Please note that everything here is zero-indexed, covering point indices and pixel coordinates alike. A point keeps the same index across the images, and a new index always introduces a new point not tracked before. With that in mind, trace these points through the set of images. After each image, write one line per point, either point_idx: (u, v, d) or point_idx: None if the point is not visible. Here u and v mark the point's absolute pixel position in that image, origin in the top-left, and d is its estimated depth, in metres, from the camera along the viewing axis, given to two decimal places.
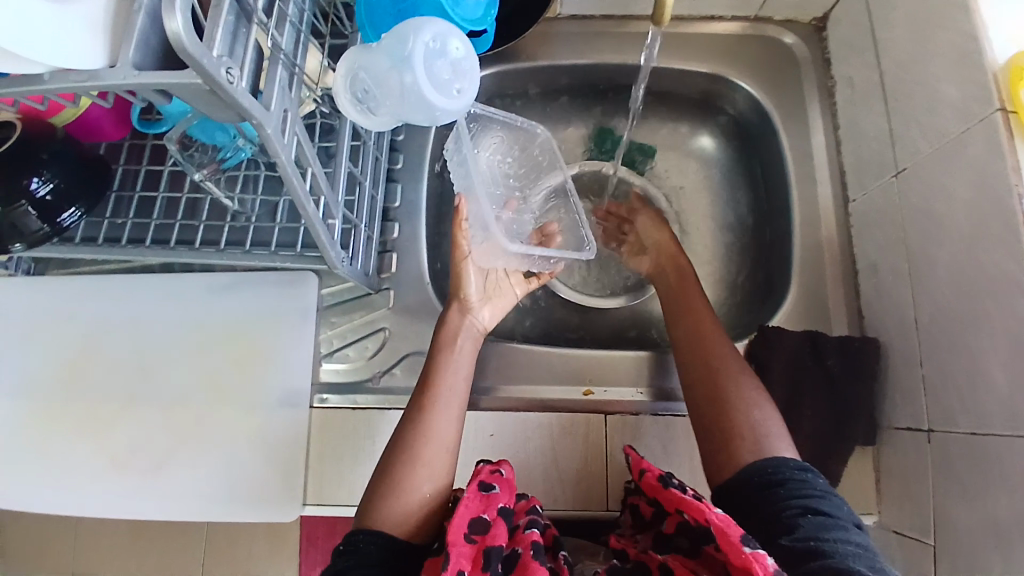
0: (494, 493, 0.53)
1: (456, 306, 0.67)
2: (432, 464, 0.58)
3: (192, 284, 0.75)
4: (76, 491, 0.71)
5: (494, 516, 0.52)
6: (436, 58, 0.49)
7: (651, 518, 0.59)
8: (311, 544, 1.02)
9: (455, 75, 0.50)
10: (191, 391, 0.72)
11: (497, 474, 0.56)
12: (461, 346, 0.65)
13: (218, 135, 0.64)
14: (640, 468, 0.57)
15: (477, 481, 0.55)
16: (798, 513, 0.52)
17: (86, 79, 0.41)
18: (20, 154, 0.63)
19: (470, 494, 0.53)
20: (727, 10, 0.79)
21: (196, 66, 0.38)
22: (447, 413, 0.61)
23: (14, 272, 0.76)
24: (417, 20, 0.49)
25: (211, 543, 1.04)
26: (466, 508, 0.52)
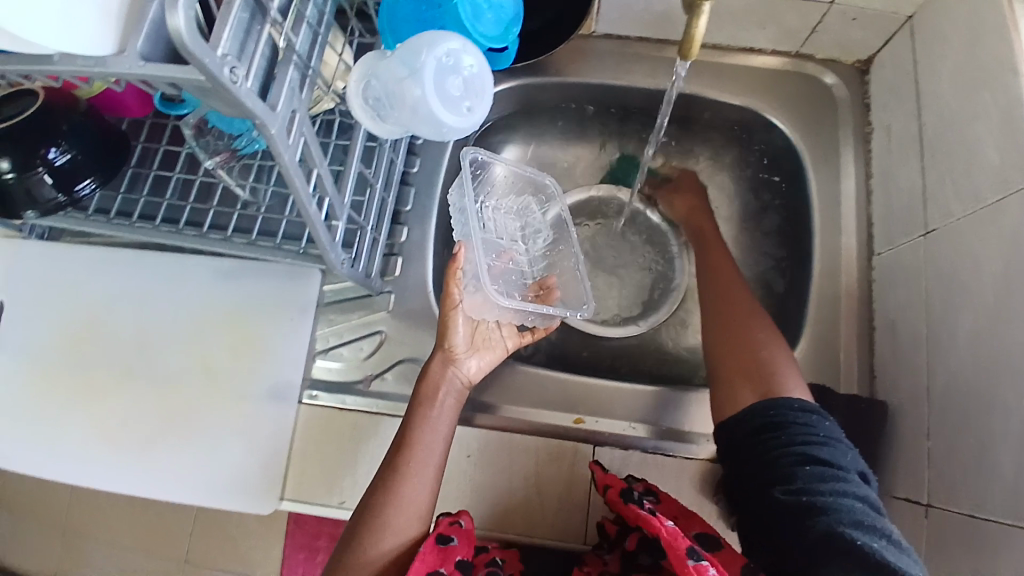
0: (451, 546, 0.54)
1: (439, 355, 0.64)
2: (399, 527, 0.56)
3: (199, 267, 0.75)
4: (62, 457, 0.72)
5: (450, 569, 0.53)
6: (446, 75, 0.47)
7: (615, 536, 0.63)
8: (298, 527, 1.04)
9: (466, 92, 0.48)
10: (184, 373, 0.72)
11: (455, 525, 0.57)
12: (441, 394, 0.62)
13: (235, 123, 0.63)
14: (603, 485, 0.61)
15: (435, 532, 0.55)
16: (795, 459, 0.53)
17: (93, 64, 0.40)
18: (41, 121, 0.63)
19: (429, 547, 0.53)
20: (769, 42, 0.76)
21: (198, 64, 0.37)
22: (417, 482, 0.58)
23: (27, 236, 0.77)
24: (432, 34, 0.47)
25: (202, 513, 1.06)
26: (423, 561, 0.52)
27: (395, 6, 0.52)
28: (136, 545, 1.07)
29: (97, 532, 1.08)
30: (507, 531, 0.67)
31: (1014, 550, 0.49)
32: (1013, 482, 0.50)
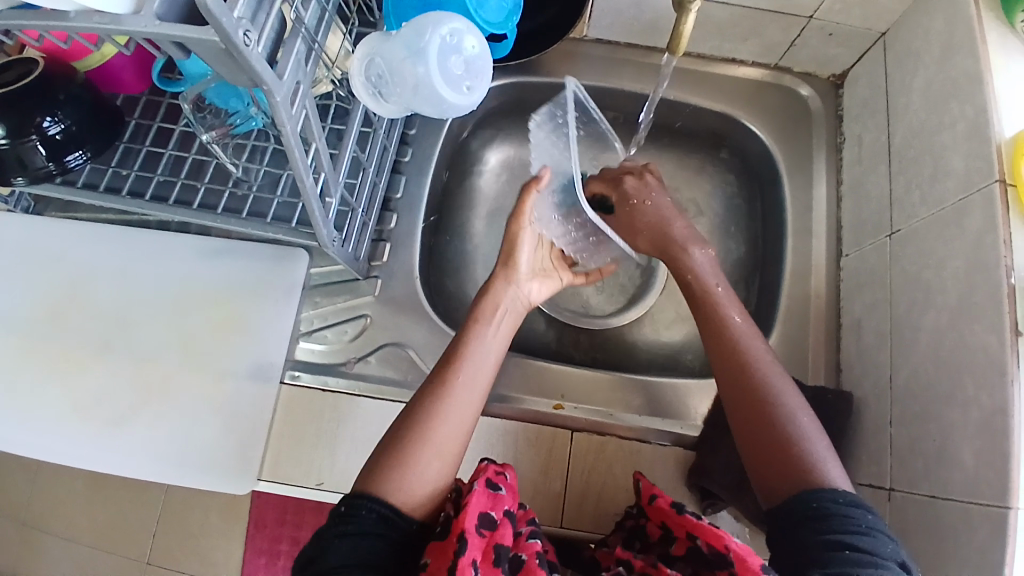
0: (501, 496, 0.52)
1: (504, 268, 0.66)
2: (442, 439, 0.55)
3: (184, 245, 0.75)
4: (35, 432, 0.70)
5: (500, 516, 0.51)
6: (450, 53, 0.49)
7: (655, 540, 0.58)
8: (259, 530, 1.02)
9: (466, 72, 0.51)
10: (165, 349, 0.71)
11: (502, 475, 0.55)
12: (500, 313, 0.64)
13: (232, 101, 0.64)
14: (650, 493, 0.56)
15: (484, 477, 0.53)
16: (831, 550, 0.46)
17: (109, 22, 0.42)
18: (41, 90, 0.64)
19: (480, 489, 0.51)
20: (750, 55, 0.81)
21: (215, 24, 0.38)
22: (468, 391, 0.58)
23: (13, 209, 0.77)
24: (437, 14, 0.50)
25: (164, 510, 1.03)
26: (475, 501, 0.50)
27: None
28: (95, 538, 1.04)
29: (55, 523, 1.05)
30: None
31: (973, 530, 0.52)
32: (973, 465, 0.53)
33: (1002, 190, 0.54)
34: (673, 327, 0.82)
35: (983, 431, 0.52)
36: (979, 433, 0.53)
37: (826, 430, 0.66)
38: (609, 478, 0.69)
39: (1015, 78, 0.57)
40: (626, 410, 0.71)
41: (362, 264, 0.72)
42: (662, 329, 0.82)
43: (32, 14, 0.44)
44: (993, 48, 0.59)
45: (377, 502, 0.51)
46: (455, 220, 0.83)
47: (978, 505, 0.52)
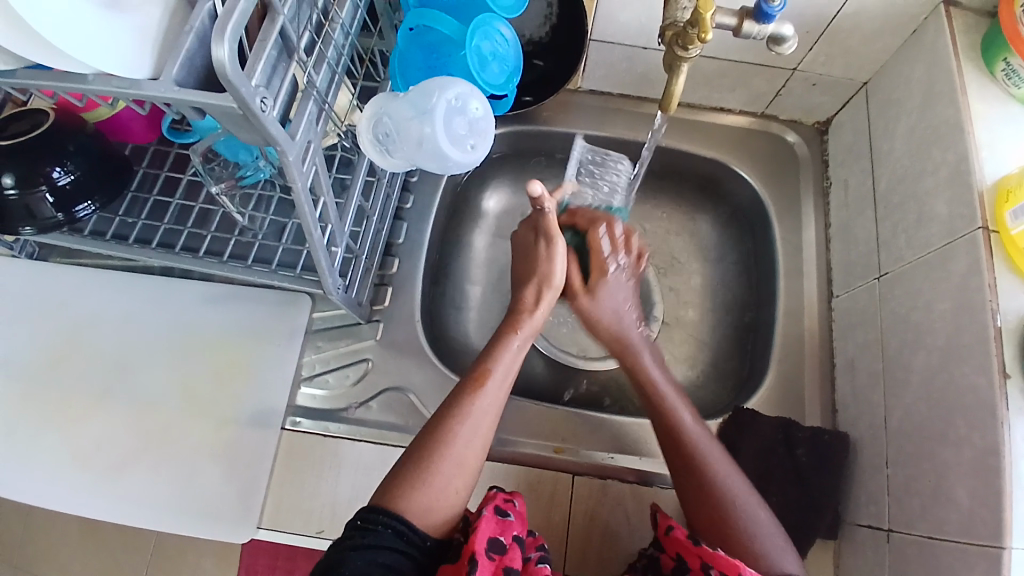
0: (510, 521, 0.55)
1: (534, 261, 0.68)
2: (459, 456, 0.56)
3: (188, 293, 0.76)
4: (35, 479, 0.70)
5: (510, 540, 0.53)
6: (455, 115, 0.52)
7: (670, 572, 0.58)
8: None
9: (470, 132, 0.53)
10: (167, 396, 0.72)
11: (511, 503, 0.57)
12: (528, 330, 0.65)
13: (241, 154, 0.67)
14: (668, 524, 0.59)
15: (493, 505, 0.56)
16: None
17: (128, 87, 0.43)
18: (52, 141, 0.66)
19: (489, 515, 0.54)
20: (737, 104, 0.84)
21: (234, 92, 0.40)
22: (491, 400, 0.60)
23: (18, 254, 0.78)
24: (443, 79, 0.52)
25: (158, 555, 1.02)
26: (484, 526, 0.53)
27: (406, 53, 0.56)
28: None
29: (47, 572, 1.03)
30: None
31: (971, 570, 0.52)
32: (969, 507, 0.53)
33: (985, 237, 0.57)
34: None
35: (977, 472, 0.53)
36: (973, 474, 0.54)
37: (823, 471, 0.67)
38: (611, 521, 0.69)
39: (991, 129, 0.60)
40: (624, 452, 0.72)
41: (365, 310, 0.73)
42: None
43: (47, 74, 0.45)
44: (971, 100, 0.62)
45: (394, 518, 0.52)
46: (455, 264, 0.85)
47: (975, 546, 0.52)
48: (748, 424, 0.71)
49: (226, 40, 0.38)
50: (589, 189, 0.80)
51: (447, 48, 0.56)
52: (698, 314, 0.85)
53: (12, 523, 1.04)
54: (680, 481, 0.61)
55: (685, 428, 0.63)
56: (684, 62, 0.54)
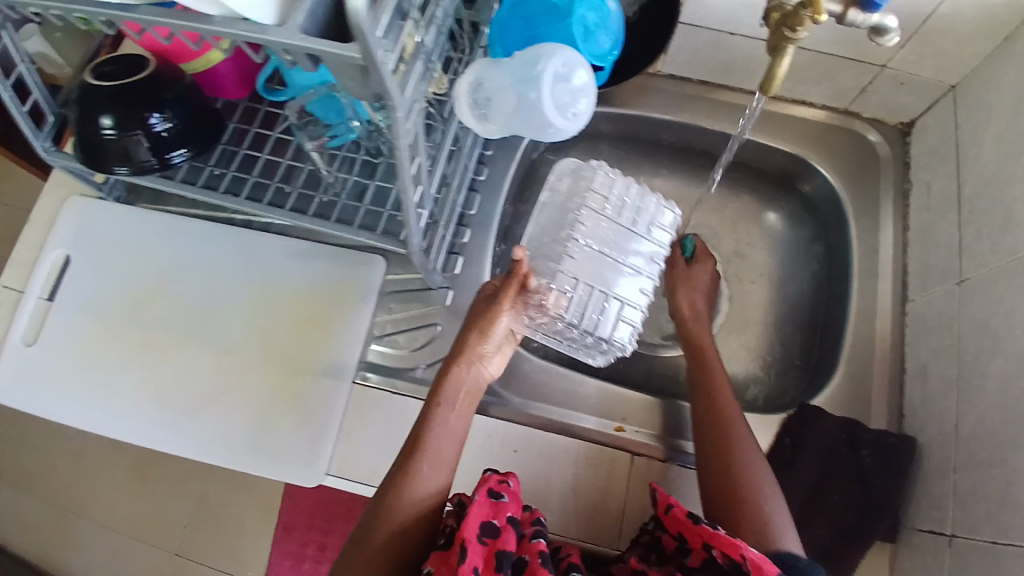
0: (503, 501, 0.55)
1: (475, 336, 0.63)
2: (390, 548, 0.55)
3: (268, 246, 0.78)
4: (113, 413, 0.73)
5: (503, 522, 0.53)
6: (559, 82, 0.53)
7: (672, 551, 0.59)
8: (288, 533, 1.20)
9: (573, 100, 0.54)
10: (244, 343, 0.74)
11: (505, 483, 0.56)
12: (457, 394, 0.62)
13: (333, 115, 0.69)
14: (667, 503, 0.58)
15: (486, 487, 0.56)
16: None
17: (254, 32, 0.45)
18: (150, 88, 0.67)
19: (480, 499, 0.54)
20: (820, 98, 0.82)
21: (362, 42, 0.42)
22: (428, 483, 0.57)
23: (105, 196, 0.80)
24: (548, 47, 0.53)
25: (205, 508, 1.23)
26: (477, 511, 0.53)
27: (508, 25, 0.58)
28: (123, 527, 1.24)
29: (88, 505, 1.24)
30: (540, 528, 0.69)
31: None
32: None
33: None
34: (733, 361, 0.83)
35: None
36: None
37: (887, 473, 0.66)
38: None
39: None
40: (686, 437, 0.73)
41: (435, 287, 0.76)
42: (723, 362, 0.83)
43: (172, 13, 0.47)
44: None
45: None
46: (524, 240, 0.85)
47: None
48: (814, 423, 0.70)
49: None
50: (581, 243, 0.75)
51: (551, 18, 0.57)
52: (765, 310, 0.85)
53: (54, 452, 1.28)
54: (713, 484, 0.62)
55: (735, 449, 0.63)
56: (792, 43, 0.54)
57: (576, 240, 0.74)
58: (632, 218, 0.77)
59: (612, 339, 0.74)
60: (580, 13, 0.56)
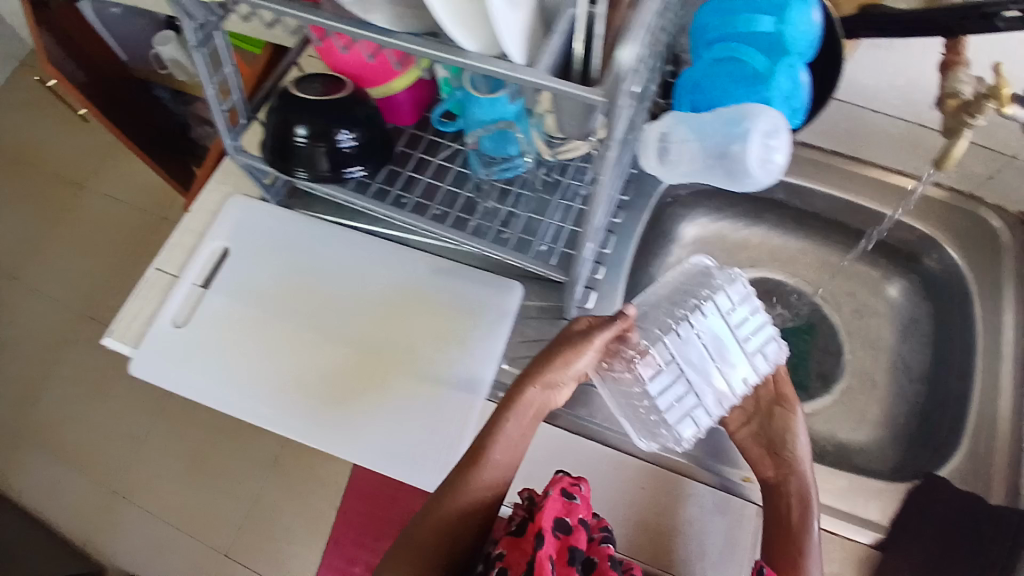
0: (575, 503, 0.61)
1: (554, 367, 0.65)
2: (437, 541, 0.59)
3: (415, 261, 0.83)
4: (255, 399, 0.77)
5: (575, 522, 0.60)
6: (754, 147, 0.54)
7: None
8: (337, 551, 1.34)
9: (762, 165, 0.55)
10: (386, 347, 0.78)
11: (577, 486, 0.63)
12: (526, 410, 0.65)
13: (505, 149, 0.75)
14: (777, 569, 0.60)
15: (560, 488, 0.62)
16: None
17: (509, 69, 0.50)
18: (344, 107, 0.74)
19: (555, 495, 0.61)
20: (946, 178, 0.86)
21: (614, 89, 0.46)
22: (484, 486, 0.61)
23: (268, 198, 0.87)
24: (753, 112, 0.54)
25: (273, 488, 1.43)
26: (552, 507, 0.60)
27: (705, 84, 0.63)
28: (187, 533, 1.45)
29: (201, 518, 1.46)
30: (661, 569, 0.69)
31: None
32: None
33: None
34: (846, 425, 0.85)
35: None
36: None
37: (1013, 549, 0.66)
38: None
39: None
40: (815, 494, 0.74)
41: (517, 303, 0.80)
42: (835, 424, 0.85)
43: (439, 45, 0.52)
44: None
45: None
46: (648, 285, 0.89)
47: None
48: (934, 494, 0.72)
49: (639, 30, 0.45)
50: (689, 333, 0.71)
51: (748, 79, 0.61)
52: (881, 381, 0.87)
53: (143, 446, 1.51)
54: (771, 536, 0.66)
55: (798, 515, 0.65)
56: (969, 127, 0.61)
57: (684, 327, 0.71)
58: (733, 318, 0.73)
59: (676, 427, 0.69)
60: (781, 80, 0.60)
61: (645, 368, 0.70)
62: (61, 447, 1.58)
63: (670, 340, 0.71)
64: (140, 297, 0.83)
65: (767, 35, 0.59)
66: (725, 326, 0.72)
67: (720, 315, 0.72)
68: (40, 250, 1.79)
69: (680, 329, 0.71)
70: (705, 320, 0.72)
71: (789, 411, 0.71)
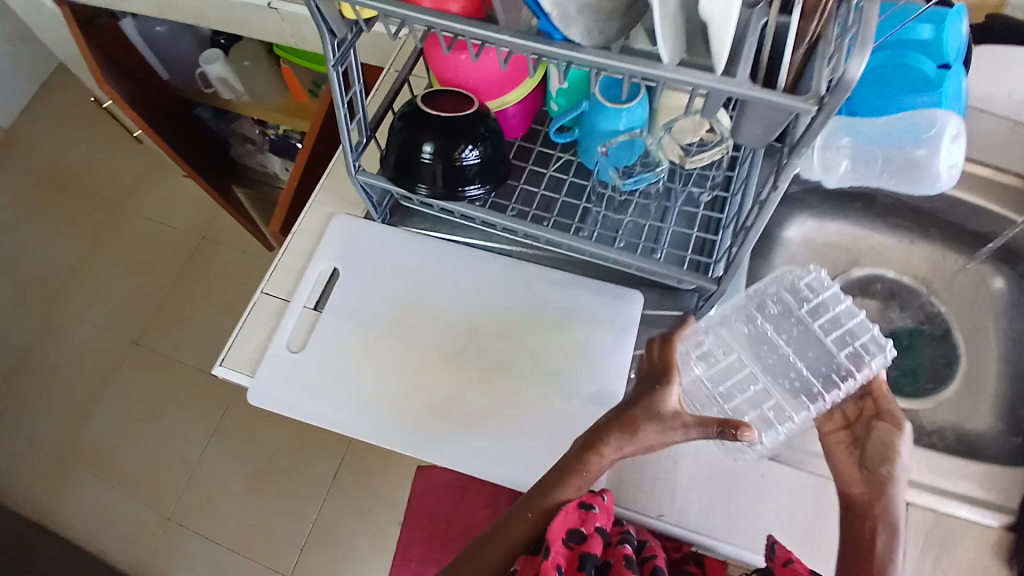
0: (593, 512, 0.60)
1: (620, 431, 0.59)
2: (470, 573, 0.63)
3: (530, 275, 0.82)
4: (383, 421, 0.75)
5: (590, 530, 0.59)
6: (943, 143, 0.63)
7: None
8: None
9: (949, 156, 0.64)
10: (510, 363, 0.77)
11: (596, 496, 0.61)
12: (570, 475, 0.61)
13: (626, 156, 0.75)
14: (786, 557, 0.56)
15: (577, 499, 0.61)
16: None
17: (710, 80, 0.49)
18: (469, 122, 0.71)
19: (569, 509, 0.60)
20: None
21: (834, 97, 0.46)
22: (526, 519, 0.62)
23: (377, 218, 0.85)
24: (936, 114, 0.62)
25: (343, 501, 1.56)
26: (562, 521, 0.59)
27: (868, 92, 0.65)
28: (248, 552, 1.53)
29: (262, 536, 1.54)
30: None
31: None
32: None
33: None
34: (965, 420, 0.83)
35: None
36: None
37: None
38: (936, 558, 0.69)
39: None
40: (947, 485, 0.75)
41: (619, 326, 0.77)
42: (958, 421, 0.83)
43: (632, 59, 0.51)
44: None
45: None
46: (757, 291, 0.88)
47: None
48: None
49: (869, 44, 0.44)
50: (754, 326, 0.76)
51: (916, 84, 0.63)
52: (994, 371, 0.84)
53: (220, 468, 1.61)
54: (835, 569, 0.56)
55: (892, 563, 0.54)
56: None
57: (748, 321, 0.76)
58: (808, 311, 0.74)
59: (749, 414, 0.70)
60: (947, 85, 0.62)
61: (704, 356, 0.75)
62: (125, 476, 1.61)
63: (733, 334, 0.76)
64: (251, 323, 0.83)
65: (927, 43, 0.61)
66: (798, 320, 0.74)
67: (787, 310, 0.75)
68: (95, 282, 1.84)
69: (740, 322, 0.77)
70: (772, 314, 0.76)
71: (892, 426, 0.59)
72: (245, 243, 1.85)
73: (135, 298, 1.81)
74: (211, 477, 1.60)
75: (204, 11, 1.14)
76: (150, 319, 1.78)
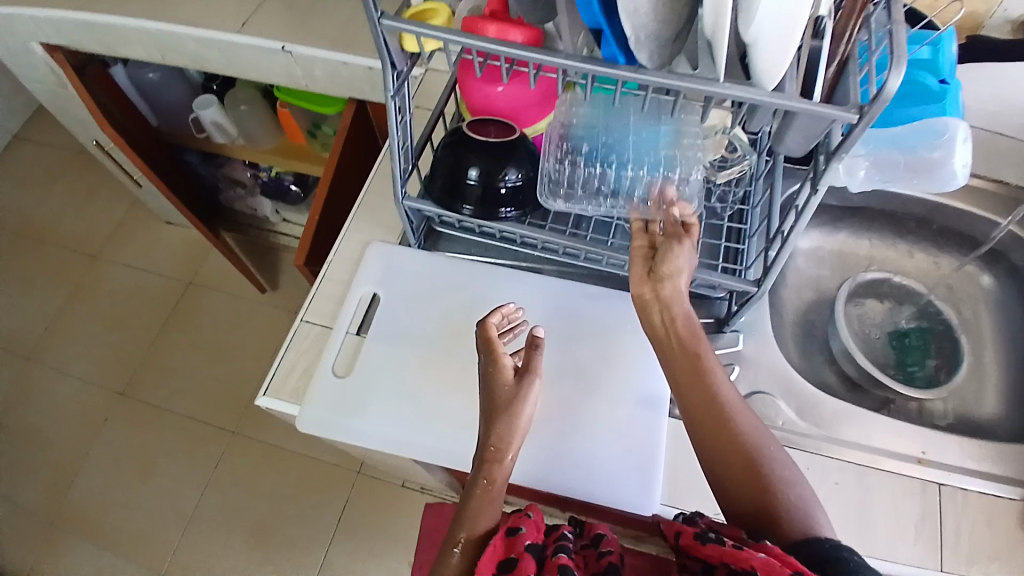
0: (520, 533, 0.57)
1: (504, 420, 0.63)
2: None
3: (570, 291, 0.86)
4: (442, 437, 0.76)
5: (520, 552, 0.55)
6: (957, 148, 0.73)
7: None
8: None
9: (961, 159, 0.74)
10: (560, 374, 0.80)
11: (521, 516, 0.59)
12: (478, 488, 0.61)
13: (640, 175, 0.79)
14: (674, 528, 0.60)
15: (503, 527, 0.59)
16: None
17: (761, 94, 0.54)
18: (510, 147, 0.75)
19: (496, 542, 0.57)
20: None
21: (874, 108, 0.50)
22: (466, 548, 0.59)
23: (414, 243, 0.89)
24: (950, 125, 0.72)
25: (354, 542, 1.51)
26: (488, 557, 0.56)
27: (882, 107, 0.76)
28: None
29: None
30: (892, 558, 0.71)
31: None
32: None
33: None
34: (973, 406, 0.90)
35: None
36: None
37: None
38: (974, 530, 0.73)
39: None
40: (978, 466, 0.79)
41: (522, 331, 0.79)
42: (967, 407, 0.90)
43: (680, 76, 0.55)
44: None
45: None
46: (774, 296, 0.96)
47: None
48: None
49: (904, 62, 0.49)
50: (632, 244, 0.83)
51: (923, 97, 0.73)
52: (994, 363, 0.93)
53: (217, 517, 1.54)
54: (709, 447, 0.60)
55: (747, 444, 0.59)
56: None
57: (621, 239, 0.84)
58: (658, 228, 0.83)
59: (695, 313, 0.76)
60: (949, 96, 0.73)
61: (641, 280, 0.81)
62: (113, 535, 1.53)
63: None
64: (294, 351, 0.83)
65: (927, 61, 0.73)
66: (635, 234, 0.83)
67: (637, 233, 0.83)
68: (73, 334, 1.78)
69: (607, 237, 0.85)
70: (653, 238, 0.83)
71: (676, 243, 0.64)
72: (232, 285, 1.82)
73: (118, 350, 1.75)
74: (209, 529, 1.53)
75: (210, 56, 1.16)
76: (135, 368, 1.73)
